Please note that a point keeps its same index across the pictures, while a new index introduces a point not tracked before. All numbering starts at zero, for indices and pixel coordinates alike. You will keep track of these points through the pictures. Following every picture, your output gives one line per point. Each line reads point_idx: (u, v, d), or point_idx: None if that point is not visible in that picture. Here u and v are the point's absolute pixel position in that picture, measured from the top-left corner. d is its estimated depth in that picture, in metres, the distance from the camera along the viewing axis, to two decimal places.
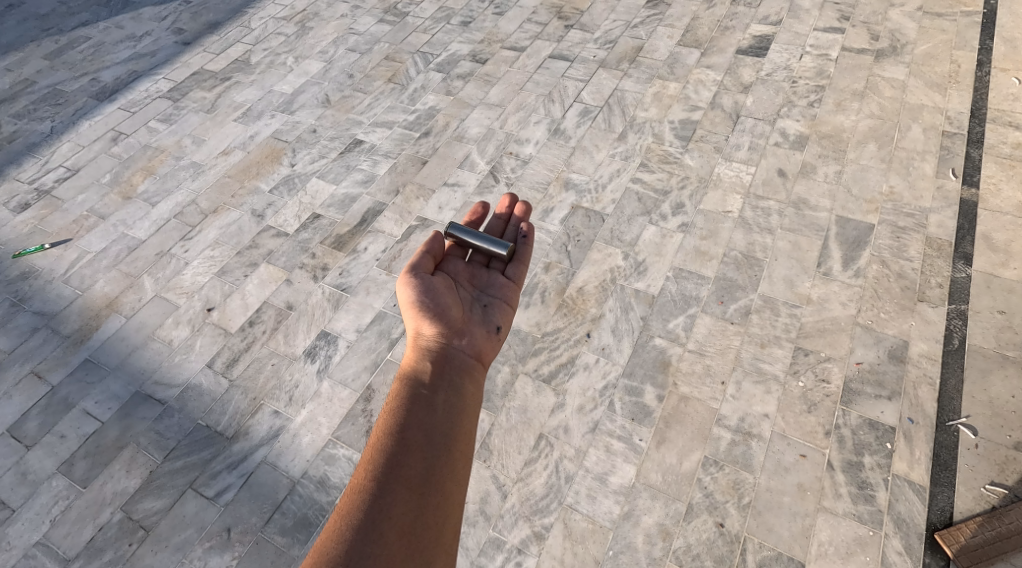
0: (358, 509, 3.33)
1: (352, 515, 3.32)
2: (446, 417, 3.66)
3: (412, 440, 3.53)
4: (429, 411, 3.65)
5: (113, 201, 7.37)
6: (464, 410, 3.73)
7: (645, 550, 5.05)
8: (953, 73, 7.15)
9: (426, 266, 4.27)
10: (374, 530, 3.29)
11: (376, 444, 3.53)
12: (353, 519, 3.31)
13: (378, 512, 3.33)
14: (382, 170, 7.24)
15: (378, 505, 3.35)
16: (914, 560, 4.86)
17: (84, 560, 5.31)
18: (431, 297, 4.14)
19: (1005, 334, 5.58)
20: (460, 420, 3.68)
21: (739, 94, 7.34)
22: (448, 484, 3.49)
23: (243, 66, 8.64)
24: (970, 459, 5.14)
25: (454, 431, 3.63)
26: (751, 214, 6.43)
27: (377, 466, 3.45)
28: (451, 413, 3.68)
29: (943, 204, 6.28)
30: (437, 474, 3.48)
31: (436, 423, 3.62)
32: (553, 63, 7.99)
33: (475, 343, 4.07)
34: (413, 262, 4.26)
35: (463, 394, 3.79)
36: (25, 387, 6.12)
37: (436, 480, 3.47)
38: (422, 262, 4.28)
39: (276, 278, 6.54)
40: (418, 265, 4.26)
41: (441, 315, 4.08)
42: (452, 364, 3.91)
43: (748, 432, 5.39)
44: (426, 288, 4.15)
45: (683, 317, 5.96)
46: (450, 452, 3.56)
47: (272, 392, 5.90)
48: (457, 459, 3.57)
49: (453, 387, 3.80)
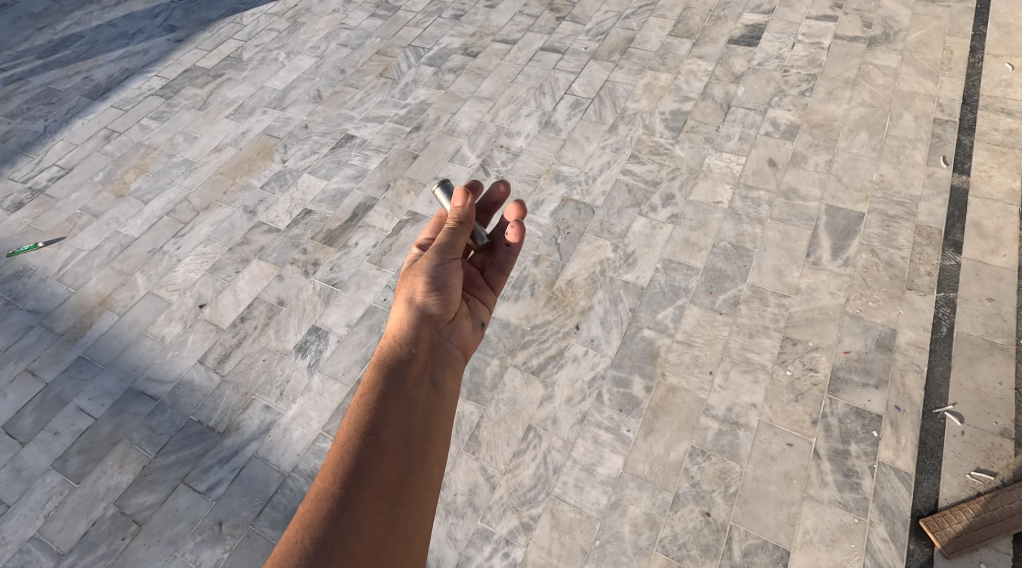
0: (323, 520, 3.27)
1: (317, 526, 3.25)
2: (424, 418, 3.59)
3: (387, 443, 3.47)
4: (409, 410, 3.58)
5: (106, 199, 7.42)
6: (444, 409, 3.68)
7: (631, 539, 5.11)
8: (946, 59, 7.14)
9: (457, 246, 4.10)
10: (340, 544, 3.22)
11: (345, 445, 3.44)
12: (317, 532, 3.23)
13: (346, 522, 3.27)
14: (373, 165, 7.26)
15: (346, 516, 3.28)
16: (898, 547, 4.91)
17: (78, 553, 5.38)
18: (441, 277, 3.99)
19: (993, 321, 5.61)
20: (438, 422, 3.62)
21: (731, 84, 7.34)
22: (420, 491, 3.44)
23: (235, 63, 8.66)
24: (956, 446, 5.18)
25: (433, 432, 3.58)
26: (741, 205, 6.46)
27: (344, 472, 3.37)
28: (430, 414, 3.62)
29: (933, 192, 6.29)
30: (410, 482, 3.43)
31: (414, 423, 3.56)
32: (544, 56, 8.00)
33: (462, 335, 4.02)
34: (444, 242, 4.08)
35: (443, 391, 3.73)
36: (19, 384, 6.19)
37: (409, 488, 3.42)
38: (448, 238, 4.09)
39: (267, 274, 6.59)
40: (446, 246, 4.08)
41: (447, 300, 3.97)
42: (437, 356, 3.83)
43: (734, 422, 5.44)
44: (439, 266, 4.00)
45: (672, 309, 5.99)
46: (426, 455, 3.51)
47: (263, 386, 5.96)
48: (432, 464, 3.52)
49: (436, 383, 3.73)
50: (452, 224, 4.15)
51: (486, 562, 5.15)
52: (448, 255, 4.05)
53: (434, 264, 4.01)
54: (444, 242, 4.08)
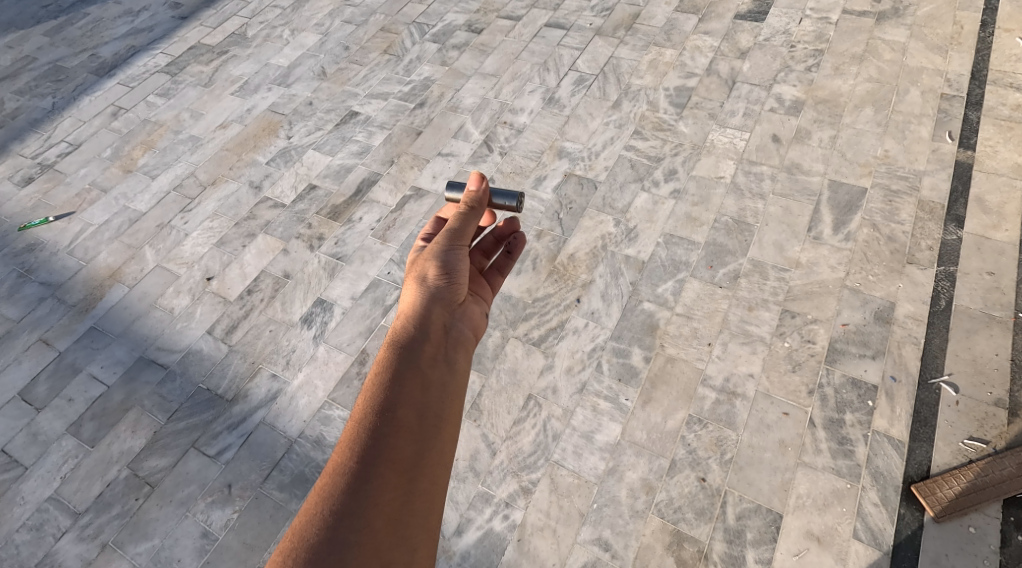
0: (341, 494, 3.34)
1: (335, 500, 3.33)
2: (438, 397, 3.64)
3: (402, 421, 3.51)
4: (423, 389, 3.63)
5: (114, 174, 7.54)
6: (457, 388, 3.72)
7: (628, 503, 5.22)
8: (956, 34, 7.11)
9: (466, 232, 4.18)
10: (359, 519, 3.31)
11: (360, 421, 3.50)
12: (335, 506, 3.32)
13: (364, 497, 3.35)
14: (377, 141, 7.34)
15: (363, 490, 3.35)
16: (890, 511, 5.00)
17: (94, 513, 5.55)
18: (449, 261, 4.06)
19: (993, 294, 5.64)
20: (452, 400, 3.67)
21: (736, 60, 7.34)
22: (436, 468, 3.50)
23: (240, 40, 8.73)
24: (950, 414, 5.25)
25: (447, 410, 3.63)
26: (743, 179, 6.49)
27: (361, 448, 3.44)
28: (444, 393, 3.66)
29: (938, 166, 6.30)
30: (425, 458, 3.49)
31: (429, 402, 3.61)
32: (550, 32, 8.01)
33: (472, 318, 4.07)
34: (451, 225, 4.17)
35: (457, 371, 3.78)
36: (33, 353, 6.36)
37: (424, 464, 3.48)
38: (457, 224, 4.18)
39: (273, 248, 6.70)
40: (456, 229, 4.17)
41: (455, 283, 4.02)
42: (450, 338, 3.88)
43: (732, 392, 5.52)
44: (448, 251, 4.07)
45: (672, 282, 6.06)
46: (440, 432, 3.56)
47: (270, 356, 6.10)
48: (446, 441, 3.58)
49: (450, 362, 3.78)
50: (464, 209, 4.22)
51: (487, 523, 5.29)
52: (456, 240, 4.13)
53: (443, 249, 4.08)
54: (454, 228, 4.16)
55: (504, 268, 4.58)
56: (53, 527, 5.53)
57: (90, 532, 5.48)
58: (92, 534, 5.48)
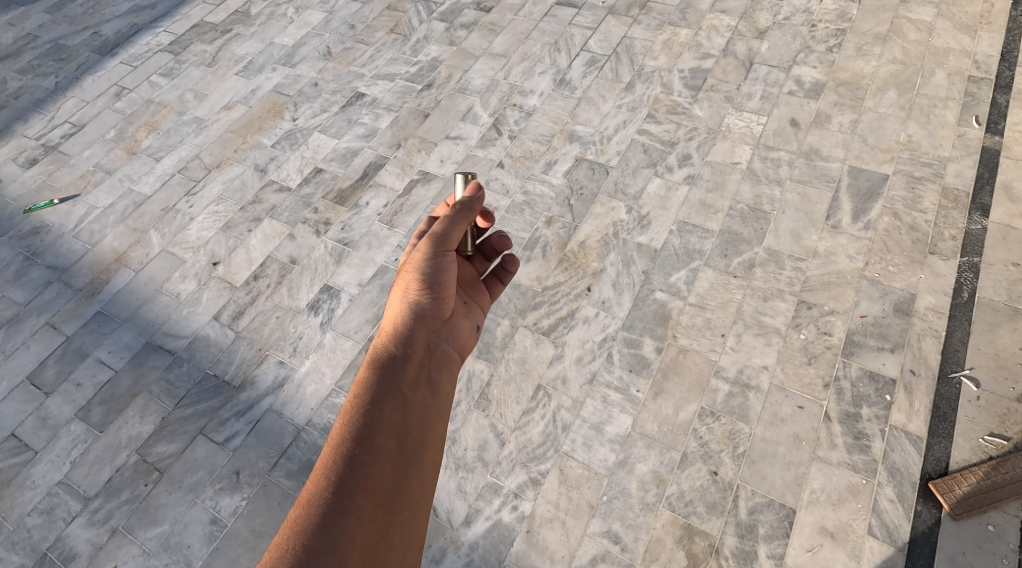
0: (314, 528, 3.29)
1: (308, 534, 3.27)
2: (420, 422, 3.59)
3: (380, 450, 3.46)
4: (403, 413, 3.58)
5: (118, 156, 7.48)
6: (439, 413, 3.68)
7: (638, 496, 5.14)
8: (985, 13, 6.85)
9: (452, 237, 3.98)
10: (333, 554, 3.25)
11: (335, 449, 3.45)
12: (308, 540, 3.26)
13: (338, 531, 3.29)
14: (384, 124, 7.22)
15: (338, 524, 3.30)
16: (906, 509, 4.88)
17: (104, 498, 5.55)
18: (434, 272, 3.93)
19: (1018, 286, 5.46)
20: (434, 425, 3.63)
21: (754, 40, 7.13)
22: (415, 499, 3.46)
23: (243, 18, 8.61)
24: (970, 410, 5.10)
25: (428, 436, 3.59)
26: (760, 165, 6.32)
27: (336, 479, 3.38)
28: (426, 418, 3.62)
29: (963, 153, 6.09)
30: (404, 487, 3.45)
31: (409, 428, 3.56)
32: (561, 10, 7.82)
33: (459, 336, 4.00)
34: (439, 231, 3.96)
35: (439, 395, 3.73)
36: (41, 337, 6.34)
37: (403, 494, 3.43)
38: (443, 228, 3.97)
39: (279, 233, 6.63)
40: (444, 236, 3.97)
41: (441, 299, 3.93)
42: (432, 359, 3.81)
43: (745, 384, 5.40)
44: (432, 262, 3.92)
45: (685, 272, 5.91)
46: (421, 460, 3.52)
47: (277, 343, 6.04)
48: (426, 469, 3.53)
49: (432, 385, 3.73)
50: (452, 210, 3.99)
51: (495, 514, 5.22)
52: (441, 246, 3.95)
53: (427, 258, 3.92)
54: (438, 233, 3.96)
55: (504, 275, 4.50)
56: (63, 512, 5.53)
57: (100, 517, 5.48)
58: (102, 518, 5.47)
